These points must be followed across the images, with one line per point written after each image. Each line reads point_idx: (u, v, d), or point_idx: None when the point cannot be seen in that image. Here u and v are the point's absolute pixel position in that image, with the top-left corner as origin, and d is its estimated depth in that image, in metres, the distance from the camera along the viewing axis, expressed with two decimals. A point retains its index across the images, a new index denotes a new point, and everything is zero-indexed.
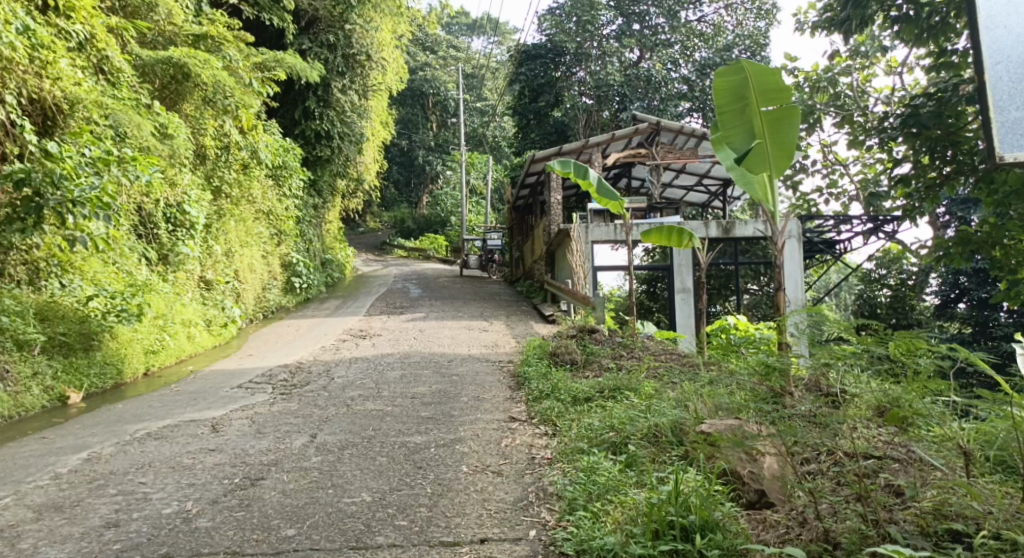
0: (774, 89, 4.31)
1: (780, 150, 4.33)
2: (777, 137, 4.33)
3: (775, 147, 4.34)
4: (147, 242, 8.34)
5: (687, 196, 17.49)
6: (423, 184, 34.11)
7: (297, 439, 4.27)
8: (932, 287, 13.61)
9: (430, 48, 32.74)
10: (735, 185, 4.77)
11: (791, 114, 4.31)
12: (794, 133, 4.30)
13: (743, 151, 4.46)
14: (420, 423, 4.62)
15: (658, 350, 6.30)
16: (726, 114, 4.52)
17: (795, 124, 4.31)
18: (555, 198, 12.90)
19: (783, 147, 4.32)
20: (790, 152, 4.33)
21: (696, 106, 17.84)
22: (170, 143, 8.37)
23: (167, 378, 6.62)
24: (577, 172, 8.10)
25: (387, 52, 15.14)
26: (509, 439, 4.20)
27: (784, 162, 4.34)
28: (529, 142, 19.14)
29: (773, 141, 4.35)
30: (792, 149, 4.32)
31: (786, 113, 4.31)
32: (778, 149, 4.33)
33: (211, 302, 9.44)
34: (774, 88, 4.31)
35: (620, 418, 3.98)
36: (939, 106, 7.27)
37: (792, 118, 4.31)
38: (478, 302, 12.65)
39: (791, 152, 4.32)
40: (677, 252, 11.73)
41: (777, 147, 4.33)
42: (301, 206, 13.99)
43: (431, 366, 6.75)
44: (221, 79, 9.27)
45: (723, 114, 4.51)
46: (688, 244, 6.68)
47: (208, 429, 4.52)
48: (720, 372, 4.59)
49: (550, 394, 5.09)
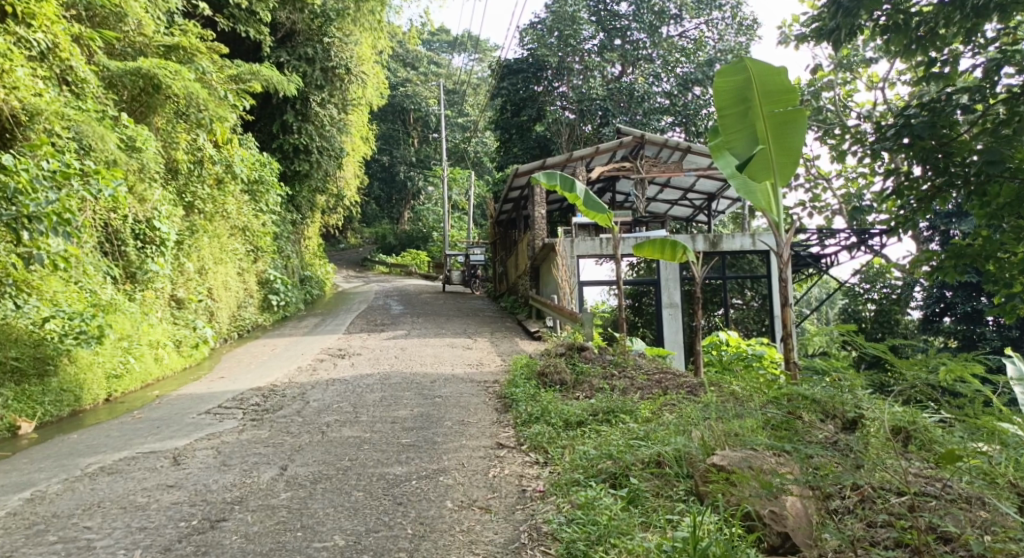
0: (779, 91, 4.11)
1: (785, 156, 4.12)
2: (782, 143, 4.13)
3: (779, 154, 4.13)
4: (113, 260, 7.90)
5: (671, 210, 17.33)
6: (405, 200, 33.71)
7: (266, 471, 3.93)
8: (917, 300, 13.74)
9: (411, 64, 32.69)
10: (737, 192, 4.53)
11: (797, 118, 4.12)
12: (799, 138, 4.10)
13: (745, 157, 4.23)
14: (400, 452, 4.29)
15: (651, 369, 6.04)
16: (727, 118, 4.27)
17: (800, 128, 4.11)
18: (539, 212, 12.65)
19: (788, 154, 4.12)
20: (795, 159, 4.12)
21: (678, 121, 17.62)
22: (139, 156, 8.04)
23: (130, 404, 6.24)
24: (563, 185, 7.83)
25: (368, 66, 14.85)
26: (497, 469, 3.89)
27: (789, 169, 4.14)
28: (512, 156, 18.95)
29: (777, 147, 4.14)
30: (797, 156, 4.12)
31: (791, 117, 4.12)
32: (782, 156, 4.13)
33: (182, 322, 9.02)
34: (778, 90, 4.10)
35: (618, 445, 3.69)
36: (933, 115, 7.06)
37: (797, 122, 4.11)
38: (461, 319, 12.31)
39: (796, 158, 4.12)
40: (665, 267, 11.57)
41: (781, 154, 4.13)
42: (279, 221, 13.60)
43: (412, 388, 6.40)
44: (194, 91, 8.98)
45: (724, 117, 4.27)
46: (681, 258, 6.42)
47: (169, 462, 4.15)
48: (722, 393, 4.32)
49: (539, 418, 4.79)
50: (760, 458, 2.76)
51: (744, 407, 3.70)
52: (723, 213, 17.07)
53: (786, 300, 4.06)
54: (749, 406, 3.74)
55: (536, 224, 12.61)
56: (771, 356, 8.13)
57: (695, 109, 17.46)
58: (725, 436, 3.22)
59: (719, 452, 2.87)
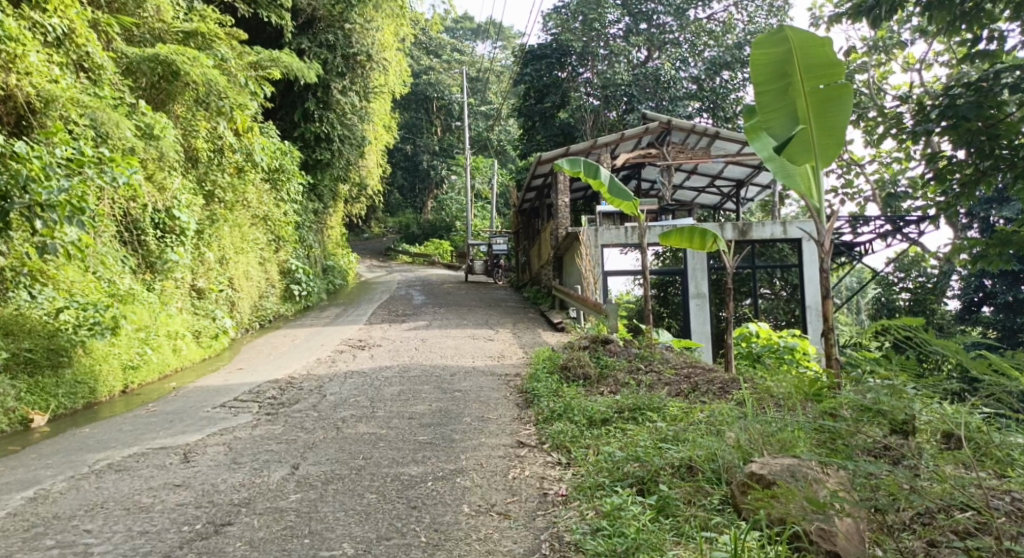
0: (823, 65, 3.80)
1: (828, 136, 3.82)
2: (825, 122, 3.83)
3: (822, 133, 3.84)
4: (132, 249, 7.82)
5: (698, 197, 16.94)
6: (428, 189, 33.51)
7: (277, 470, 3.78)
8: (954, 289, 13.25)
9: (434, 52, 32.42)
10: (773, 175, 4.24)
11: (842, 94, 3.81)
12: (844, 117, 3.80)
13: (783, 138, 3.95)
14: (417, 450, 4.10)
15: (680, 363, 5.79)
16: (765, 94, 3.97)
17: (845, 106, 3.81)
18: (562, 201, 12.38)
19: (832, 134, 3.82)
20: (839, 139, 3.82)
21: (705, 106, 17.16)
22: (157, 144, 7.93)
23: (146, 396, 6.16)
24: (588, 171, 7.54)
25: (389, 53, 14.62)
26: (517, 471, 3.69)
27: (833, 150, 3.83)
28: (535, 144, 18.64)
29: (819, 127, 3.84)
30: (841, 135, 3.82)
31: (836, 93, 3.81)
32: (825, 135, 3.83)
33: (202, 312, 8.94)
34: (821, 63, 3.79)
35: (646, 447, 3.46)
36: (978, 95, 6.65)
37: (843, 98, 3.81)
38: (483, 309, 12.11)
39: (840, 138, 3.82)
40: (692, 256, 11.28)
41: (823, 135, 3.83)
42: (301, 211, 13.50)
43: (432, 381, 6.22)
44: (213, 77, 8.86)
45: (761, 94, 3.98)
46: (711, 246, 6.13)
47: (178, 459, 4.02)
48: (757, 390, 4.07)
49: (562, 414, 4.58)
50: (806, 469, 2.50)
51: (785, 411, 3.43)
52: (752, 201, 16.64)
53: (827, 292, 3.74)
54: (790, 410, 3.47)
55: (559, 213, 12.34)
56: (804, 348, 7.71)
57: (724, 93, 16.97)
58: (763, 440, 2.97)
59: (759, 460, 2.62)
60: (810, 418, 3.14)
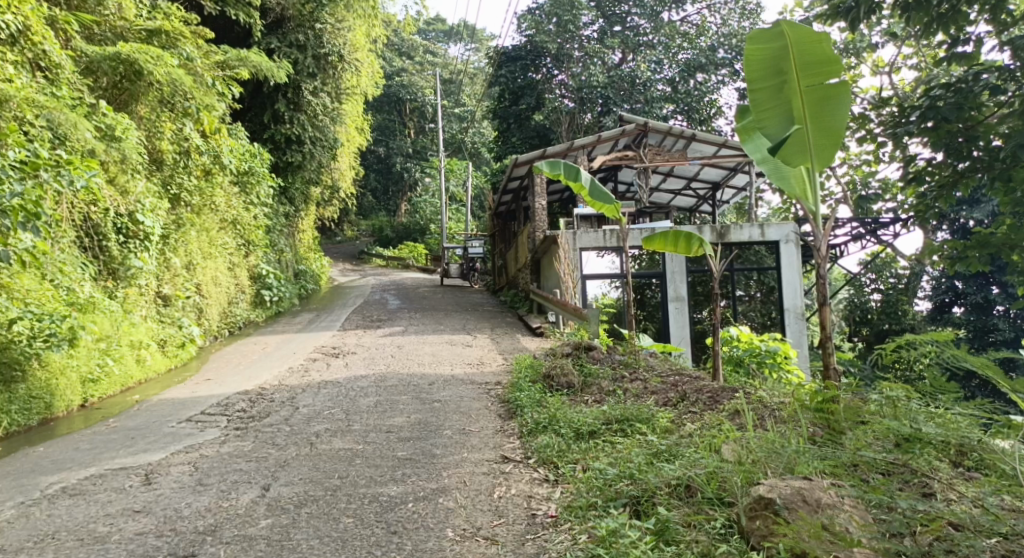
0: (820, 62, 3.68)
1: (824, 137, 3.70)
2: (821, 122, 3.71)
3: (818, 134, 3.72)
4: (93, 255, 7.46)
5: (675, 199, 16.93)
6: (401, 192, 33.13)
7: (246, 492, 3.53)
8: (925, 290, 13.46)
9: (407, 54, 32.14)
10: (768, 179, 4.11)
11: (839, 93, 3.70)
12: (841, 117, 3.68)
13: (778, 138, 3.82)
14: (396, 467, 3.89)
15: (665, 370, 5.64)
16: (759, 91, 3.85)
17: (842, 105, 3.69)
18: (539, 203, 12.21)
19: (828, 134, 3.69)
20: (835, 140, 3.70)
21: (680, 109, 17.16)
22: (119, 145, 7.61)
23: (107, 411, 5.86)
24: (567, 174, 7.35)
25: (362, 54, 14.33)
26: (503, 489, 3.50)
27: (829, 151, 3.70)
28: (510, 146, 18.48)
29: (816, 127, 3.73)
30: (839, 136, 3.69)
31: (833, 92, 3.70)
32: (821, 136, 3.71)
33: (168, 320, 8.59)
34: (817, 60, 3.68)
35: (638, 464, 3.30)
36: (958, 96, 6.64)
37: (840, 97, 3.69)
38: (460, 314, 11.90)
39: (837, 140, 3.69)
40: (671, 259, 11.23)
41: (820, 135, 3.71)
42: (271, 214, 13.14)
43: (409, 391, 6.00)
44: (178, 77, 8.56)
45: (756, 92, 3.86)
46: (696, 250, 5.99)
47: (139, 481, 3.75)
48: (752, 400, 3.93)
49: (547, 426, 4.40)
50: (817, 493, 2.37)
51: (786, 425, 3.28)
52: (727, 203, 16.68)
53: (826, 299, 3.58)
54: (793, 423, 3.32)
55: (536, 216, 12.17)
56: (786, 352, 7.50)
57: (698, 95, 16.99)
58: (767, 456, 2.83)
59: (768, 483, 2.48)
60: (811, 441, 3.01)
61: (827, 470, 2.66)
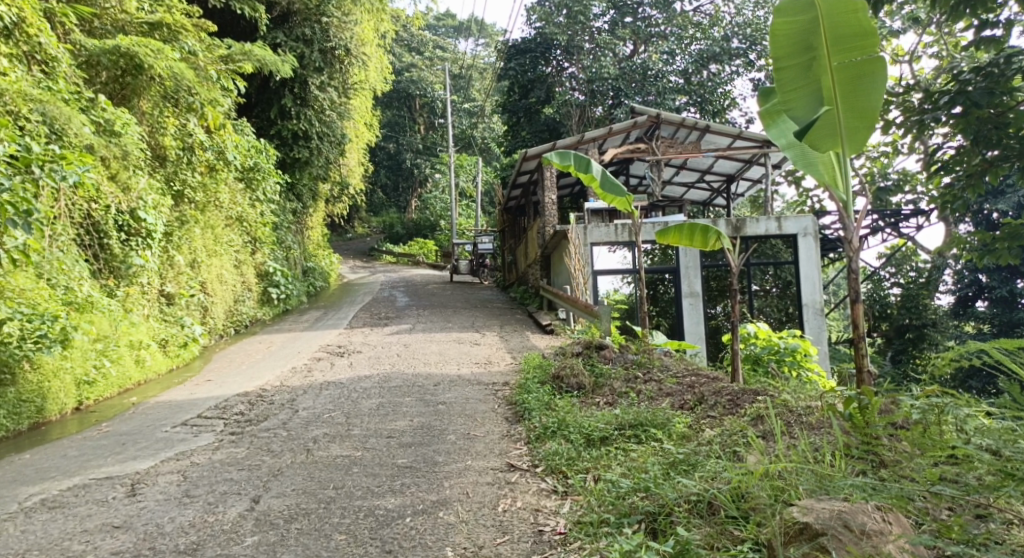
0: (854, 35, 3.40)
1: (856, 118, 3.41)
2: (853, 102, 3.42)
3: (850, 115, 3.42)
4: (93, 253, 7.27)
5: (688, 193, 16.60)
6: (412, 188, 32.96)
7: (233, 505, 3.32)
8: (947, 284, 13.04)
9: (417, 49, 31.88)
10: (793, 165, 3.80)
11: (874, 69, 3.41)
12: (876, 96, 3.39)
13: (806, 121, 3.53)
14: (395, 477, 3.66)
15: (680, 370, 5.37)
16: (786, 69, 3.57)
17: (876, 83, 3.41)
18: (549, 197, 11.93)
19: (861, 114, 3.40)
20: (868, 121, 3.40)
21: (693, 101, 16.81)
22: (119, 141, 7.43)
23: (101, 414, 5.69)
24: (578, 165, 7.06)
25: (369, 48, 14.07)
26: (508, 501, 3.27)
27: (861, 133, 3.41)
28: (520, 141, 18.20)
29: (847, 108, 3.43)
30: (873, 117, 3.40)
31: (867, 68, 3.42)
32: (854, 117, 3.42)
33: (170, 319, 8.39)
34: (851, 34, 3.39)
35: (654, 476, 3.05)
36: (989, 81, 6.31)
37: (874, 74, 3.40)
38: (469, 311, 11.67)
39: (870, 121, 3.40)
40: (685, 254, 10.92)
41: (852, 117, 3.42)
42: (278, 211, 12.96)
43: (414, 392, 5.77)
44: (179, 71, 8.37)
45: (782, 70, 3.58)
46: (714, 244, 5.68)
47: (123, 492, 3.55)
48: (775, 404, 3.67)
49: (556, 431, 4.16)
50: (859, 517, 2.11)
51: (820, 437, 3.00)
52: (743, 196, 16.33)
53: (858, 296, 3.24)
54: (828, 432, 3.04)
55: (547, 210, 11.89)
56: (807, 349, 7.04)
57: (712, 87, 16.62)
58: (799, 470, 2.56)
59: (802, 505, 2.22)
60: (850, 460, 2.72)
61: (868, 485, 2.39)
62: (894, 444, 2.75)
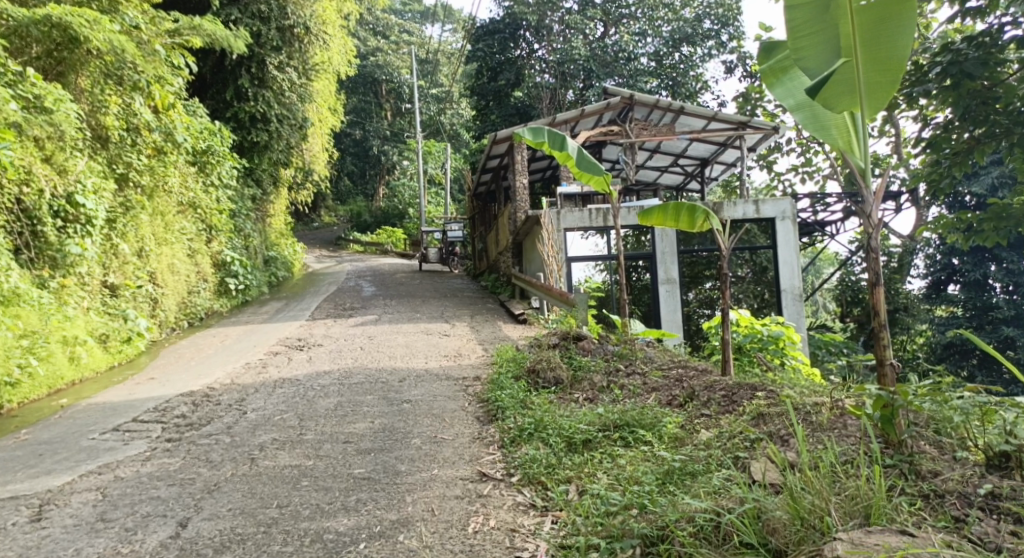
0: None
1: (878, 71, 3.01)
2: (874, 52, 3.03)
3: (870, 67, 3.02)
4: (23, 242, 6.58)
5: (661, 177, 16.30)
6: (379, 175, 32.11)
7: (156, 531, 2.82)
8: (919, 268, 12.95)
9: (382, 33, 30.97)
10: (802, 126, 3.40)
11: (900, 10, 3.00)
12: (902, 43, 3.00)
13: (819, 74, 3.12)
14: (350, 490, 3.20)
15: (666, 362, 4.98)
16: (799, 12, 3.15)
17: (904, 29, 3.00)
18: (521, 181, 11.45)
19: (884, 66, 3.00)
20: (893, 74, 3.01)
21: (664, 84, 16.38)
22: (50, 119, 6.61)
23: (23, 418, 5.09)
24: (552, 142, 6.56)
25: (331, 27, 13.40)
26: (479, 519, 2.83)
27: (884, 88, 3.01)
28: (489, 125, 17.62)
29: (867, 59, 3.03)
30: (897, 70, 3.00)
31: (892, 10, 3.01)
32: (875, 69, 3.02)
33: (112, 312, 7.67)
34: None
35: (650, 493, 2.63)
36: (981, 50, 6.03)
37: (899, 17, 3.00)
38: (438, 300, 11.16)
39: (894, 73, 2.99)
40: (662, 240, 10.56)
41: (872, 69, 3.02)
42: (235, 197, 12.25)
43: (376, 390, 5.28)
44: (120, 44, 7.52)
45: (794, 14, 3.16)
46: (701, 225, 5.26)
47: (27, 517, 3.02)
48: (779, 400, 3.30)
49: (533, 433, 3.73)
50: None
51: (835, 439, 2.67)
52: (716, 180, 16.02)
53: (879, 279, 2.85)
54: (843, 435, 2.73)
55: (518, 195, 11.43)
56: (790, 336, 6.66)
57: (684, 69, 16.22)
58: (824, 480, 2.20)
59: (844, 538, 1.89)
60: (889, 474, 2.37)
61: (911, 513, 2.11)
62: (920, 447, 2.50)
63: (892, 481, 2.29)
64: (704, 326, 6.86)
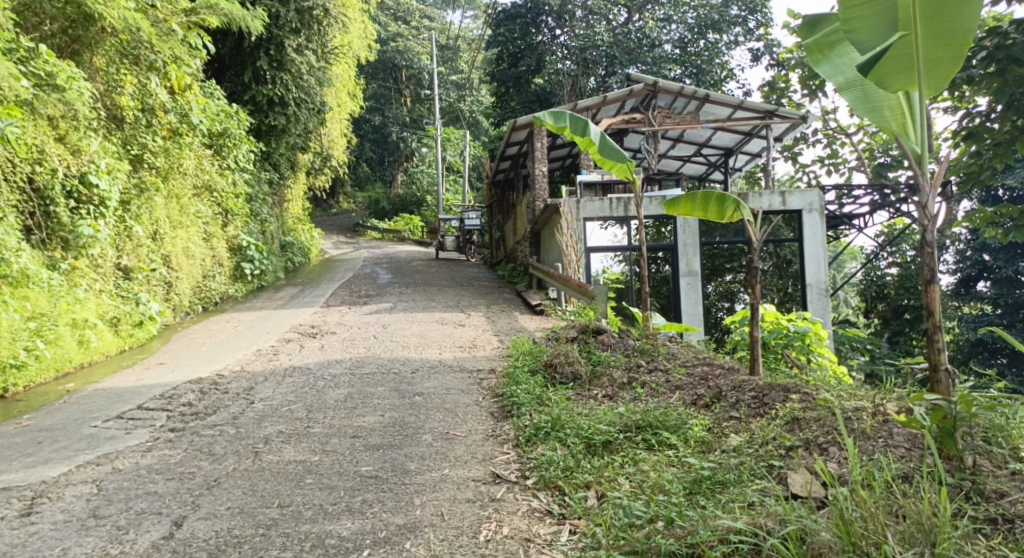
0: None
1: (939, 46, 2.75)
2: (936, 26, 2.77)
3: (931, 42, 2.76)
4: (33, 223, 6.47)
5: (683, 167, 15.96)
6: (398, 162, 31.94)
7: (149, 531, 2.66)
8: (947, 263, 12.56)
9: (403, 18, 30.65)
10: (852, 108, 3.15)
11: None
12: (968, 14, 2.73)
13: (873, 50, 2.87)
14: (356, 490, 3.02)
15: (691, 359, 4.74)
16: None
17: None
18: (541, 169, 11.20)
19: (946, 41, 2.74)
20: (955, 49, 2.75)
21: (688, 72, 15.96)
22: (64, 98, 6.42)
23: (27, 401, 4.99)
24: (575, 127, 6.28)
25: (350, 10, 13.16)
26: (491, 527, 2.64)
27: (946, 65, 2.75)
28: (509, 112, 17.34)
29: (928, 32, 2.77)
30: (960, 45, 2.73)
31: None
32: (937, 44, 2.76)
33: (125, 296, 7.50)
34: None
35: (680, 506, 2.41)
36: None
37: None
38: (454, 289, 10.98)
39: (958, 48, 2.73)
40: (684, 231, 10.31)
41: (933, 44, 2.76)
42: (252, 181, 12.13)
43: (388, 381, 5.10)
44: (135, 21, 7.34)
45: None
46: (731, 216, 5.00)
47: (18, 510, 2.88)
48: (816, 405, 3.07)
49: (551, 433, 3.53)
50: None
51: (883, 452, 2.46)
52: (740, 170, 15.65)
53: (934, 277, 2.61)
54: (891, 446, 2.51)
55: (537, 183, 11.19)
56: (817, 331, 6.39)
57: (709, 57, 15.79)
58: (877, 502, 1.98)
59: None
60: (950, 495, 2.16)
61: (982, 543, 1.89)
62: (980, 464, 2.29)
63: (956, 504, 2.07)
64: (726, 321, 6.61)
